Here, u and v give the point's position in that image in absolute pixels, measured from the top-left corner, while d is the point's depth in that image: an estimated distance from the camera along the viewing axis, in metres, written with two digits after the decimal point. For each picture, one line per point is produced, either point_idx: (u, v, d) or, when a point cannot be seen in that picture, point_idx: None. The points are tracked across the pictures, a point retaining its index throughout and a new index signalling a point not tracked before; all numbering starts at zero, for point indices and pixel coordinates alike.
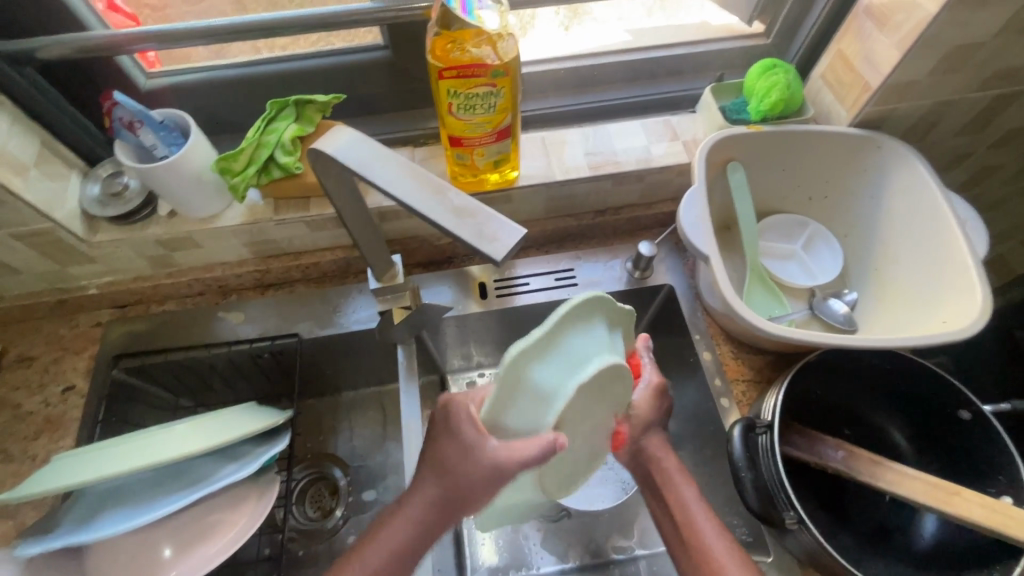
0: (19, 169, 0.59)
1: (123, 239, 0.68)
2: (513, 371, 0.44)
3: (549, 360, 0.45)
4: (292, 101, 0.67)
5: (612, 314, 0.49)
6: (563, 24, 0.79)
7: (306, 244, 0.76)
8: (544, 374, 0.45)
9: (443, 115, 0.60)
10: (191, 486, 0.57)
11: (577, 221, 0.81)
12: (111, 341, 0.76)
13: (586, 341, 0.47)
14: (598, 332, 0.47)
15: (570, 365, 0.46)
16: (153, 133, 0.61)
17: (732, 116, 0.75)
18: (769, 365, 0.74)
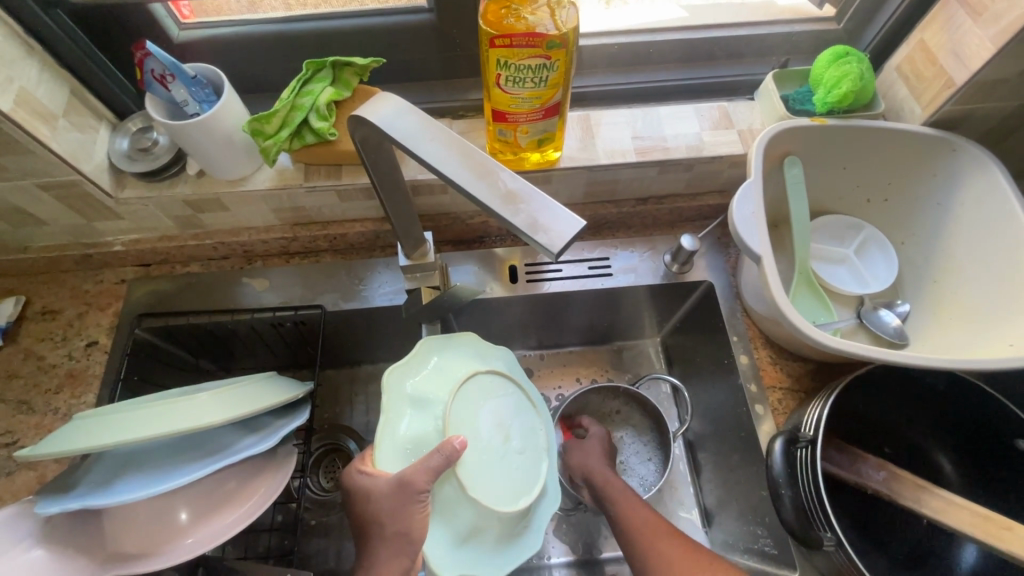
0: (47, 118, 0.57)
1: (150, 197, 0.66)
2: (393, 413, 0.55)
3: (408, 392, 0.56)
4: (329, 62, 0.64)
5: (444, 345, 0.60)
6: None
7: (335, 214, 0.74)
8: (413, 409, 0.55)
9: (488, 86, 0.56)
10: (211, 456, 0.56)
11: (617, 208, 0.77)
12: (135, 299, 0.75)
13: (433, 371, 0.57)
14: (435, 364, 0.58)
15: (424, 402, 0.55)
16: (185, 88, 0.58)
17: (795, 106, 0.70)
18: (808, 373, 0.71)
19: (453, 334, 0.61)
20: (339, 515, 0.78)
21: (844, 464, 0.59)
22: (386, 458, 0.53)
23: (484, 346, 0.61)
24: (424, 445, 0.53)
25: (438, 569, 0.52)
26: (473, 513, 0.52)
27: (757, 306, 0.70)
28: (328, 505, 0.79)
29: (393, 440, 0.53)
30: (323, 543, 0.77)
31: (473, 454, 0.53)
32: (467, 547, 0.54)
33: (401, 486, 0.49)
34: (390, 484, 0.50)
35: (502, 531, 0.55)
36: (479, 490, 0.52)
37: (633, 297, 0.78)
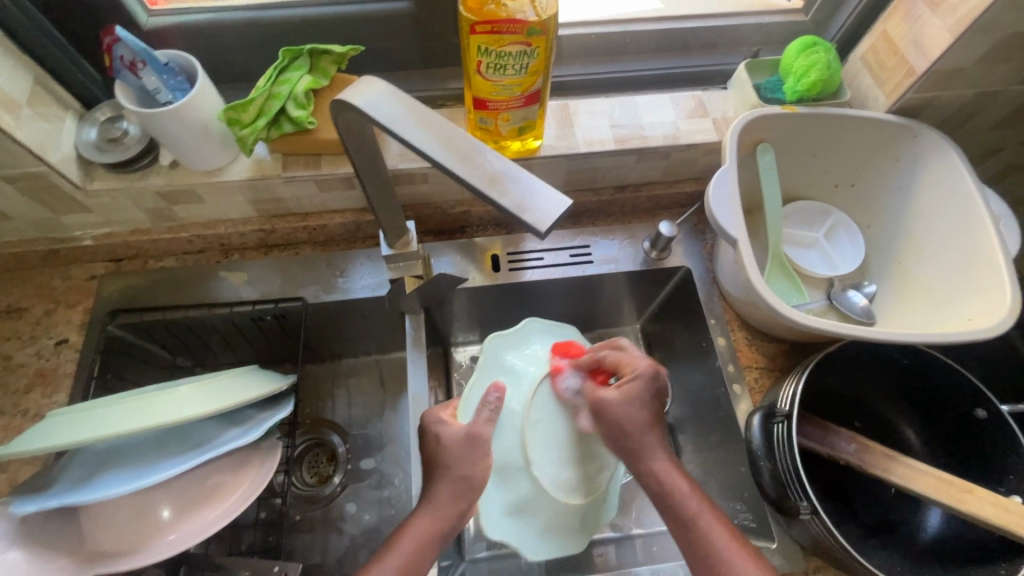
0: (11, 106, 0.55)
1: (121, 189, 0.64)
2: (491, 374, 0.71)
3: (506, 365, 0.72)
4: (306, 50, 0.63)
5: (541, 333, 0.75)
6: None
7: (314, 205, 0.73)
8: (505, 378, 0.71)
9: (469, 73, 0.57)
10: (194, 449, 0.55)
11: (597, 196, 0.78)
12: (106, 295, 0.73)
13: (530, 353, 0.73)
14: (532, 348, 0.74)
15: (516, 373, 0.72)
16: (156, 75, 0.57)
17: (766, 95, 0.73)
18: (782, 353, 0.73)
19: (555, 325, 0.75)
20: (323, 510, 0.78)
21: (817, 438, 0.61)
22: (468, 405, 0.67)
23: (582, 343, 0.75)
24: (506, 411, 0.69)
25: (487, 528, 0.64)
26: (527, 484, 0.67)
27: (733, 289, 0.72)
28: (311, 500, 0.78)
29: (473, 400, 0.68)
30: (308, 537, 0.76)
31: (542, 429, 0.68)
32: (516, 517, 0.66)
33: (470, 438, 0.55)
34: (459, 435, 0.55)
35: (556, 511, 0.66)
36: (539, 468, 0.67)
37: (612, 283, 0.79)
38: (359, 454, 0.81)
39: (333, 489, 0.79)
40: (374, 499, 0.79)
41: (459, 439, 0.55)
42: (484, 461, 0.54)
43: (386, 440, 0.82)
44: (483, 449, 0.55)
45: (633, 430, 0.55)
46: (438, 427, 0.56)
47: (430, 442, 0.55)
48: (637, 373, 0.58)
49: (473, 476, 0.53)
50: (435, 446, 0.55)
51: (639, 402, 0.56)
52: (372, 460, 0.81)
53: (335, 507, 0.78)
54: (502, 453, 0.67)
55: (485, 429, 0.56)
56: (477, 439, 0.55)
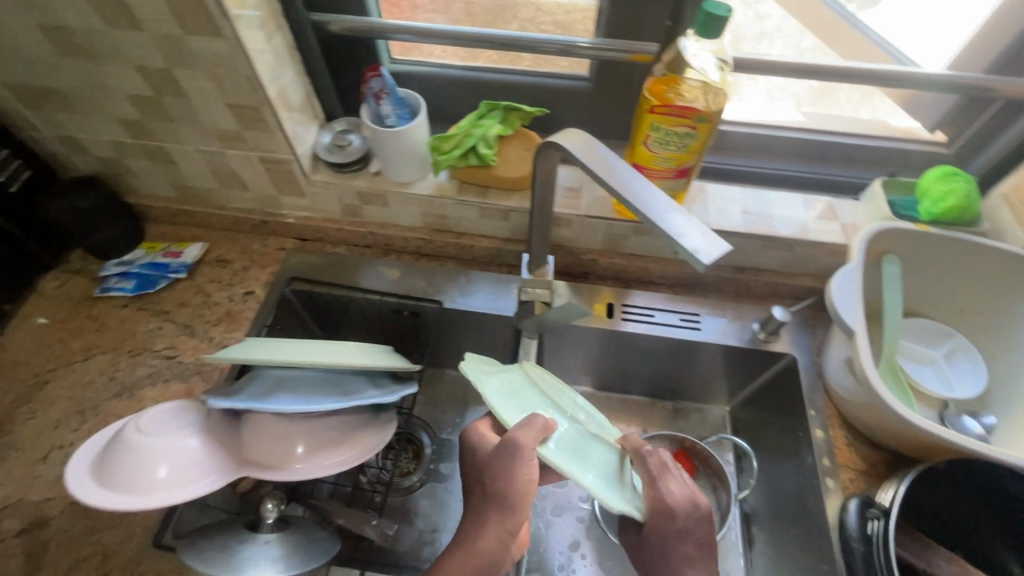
0: (290, 109, 0.74)
1: (334, 183, 0.81)
2: (494, 395, 0.60)
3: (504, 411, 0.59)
4: (502, 105, 0.78)
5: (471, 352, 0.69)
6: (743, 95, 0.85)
7: (471, 227, 0.86)
8: (507, 396, 0.61)
9: (635, 144, 0.67)
10: (343, 396, 0.66)
11: (715, 272, 0.85)
12: (291, 265, 0.89)
13: (490, 366, 0.65)
14: (490, 367, 0.66)
15: (506, 390, 0.62)
16: (391, 105, 0.74)
17: (898, 211, 0.77)
18: (884, 462, 0.72)
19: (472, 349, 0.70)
20: (399, 499, 0.85)
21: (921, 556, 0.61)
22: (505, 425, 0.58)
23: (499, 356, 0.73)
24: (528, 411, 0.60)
25: (610, 501, 0.55)
26: (593, 456, 0.60)
27: (841, 385, 0.74)
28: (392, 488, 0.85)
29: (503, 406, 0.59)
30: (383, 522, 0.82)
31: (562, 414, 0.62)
32: (615, 490, 0.57)
33: (501, 447, 0.55)
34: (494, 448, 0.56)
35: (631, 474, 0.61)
36: (587, 431, 0.62)
37: (716, 356, 0.84)
38: (441, 458, 0.89)
39: (412, 484, 0.85)
40: (444, 502, 0.85)
41: (493, 452, 0.56)
42: (523, 472, 0.54)
43: None
44: (520, 461, 0.54)
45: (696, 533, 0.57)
46: (477, 440, 0.60)
47: (474, 452, 0.59)
48: (672, 481, 0.59)
49: (507, 497, 0.53)
50: (482, 456, 0.57)
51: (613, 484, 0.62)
52: (450, 467, 0.88)
53: (410, 500, 0.85)
54: (561, 435, 0.59)
55: (522, 435, 0.55)
56: (511, 451, 0.54)
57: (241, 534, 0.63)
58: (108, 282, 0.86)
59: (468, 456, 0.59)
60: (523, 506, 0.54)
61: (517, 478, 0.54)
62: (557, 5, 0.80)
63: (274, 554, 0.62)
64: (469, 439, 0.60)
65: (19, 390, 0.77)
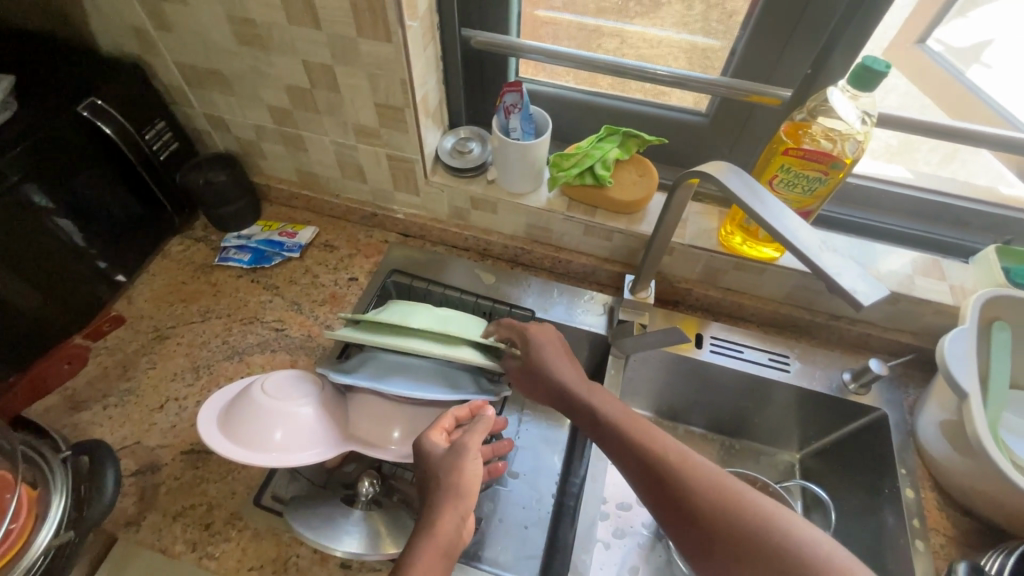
0: (426, 113, 0.79)
1: (450, 187, 0.86)
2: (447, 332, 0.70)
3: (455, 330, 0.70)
4: (622, 130, 0.81)
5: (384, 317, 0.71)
6: None
7: (571, 243, 0.88)
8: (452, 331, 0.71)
9: (759, 181, 0.69)
10: (454, 389, 0.69)
11: (809, 315, 0.85)
12: (394, 257, 0.94)
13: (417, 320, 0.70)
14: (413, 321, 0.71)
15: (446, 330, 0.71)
16: (519, 120, 0.78)
17: (1014, 280, 0.76)
18: (975, 532, 0.70)
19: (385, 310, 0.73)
20: None
21: None
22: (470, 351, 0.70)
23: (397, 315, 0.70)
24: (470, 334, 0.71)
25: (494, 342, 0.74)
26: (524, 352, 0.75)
27: (936, 447, 0.73)
28: None
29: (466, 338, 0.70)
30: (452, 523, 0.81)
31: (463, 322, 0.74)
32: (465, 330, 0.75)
33: (454, 449, 0.55)
34: (446, 450, 0.56)
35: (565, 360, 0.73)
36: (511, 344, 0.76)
37: (804, 401, 0.83)
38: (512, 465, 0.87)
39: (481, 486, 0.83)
40: None
41: (445, 456, 0.55)
42: (472, 467, 0.54)
43: None
44: (466, 457, 0.55)
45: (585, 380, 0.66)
46: (426, 443, 0.58)
47: (425, 457, 0.57)
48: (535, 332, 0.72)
49: (457, 485, 0.52)
50: (434, 460, 0.56)
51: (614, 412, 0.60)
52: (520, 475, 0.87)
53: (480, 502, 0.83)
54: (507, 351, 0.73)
55: (470, 439, 0.56)
56: (464, 450, 0.55)
57: (340, 506, 0.66)
58: (227, 253, 0.93)
59: (420, 461, 0.57)
60: (475, 497, 0.53)
61: (470, 472, 0.54)
62: (641, 37, 0.81)
63: (369, 528, 0.65)
64: (422, 447, 0.58)
65: (142, 342, 0.83)
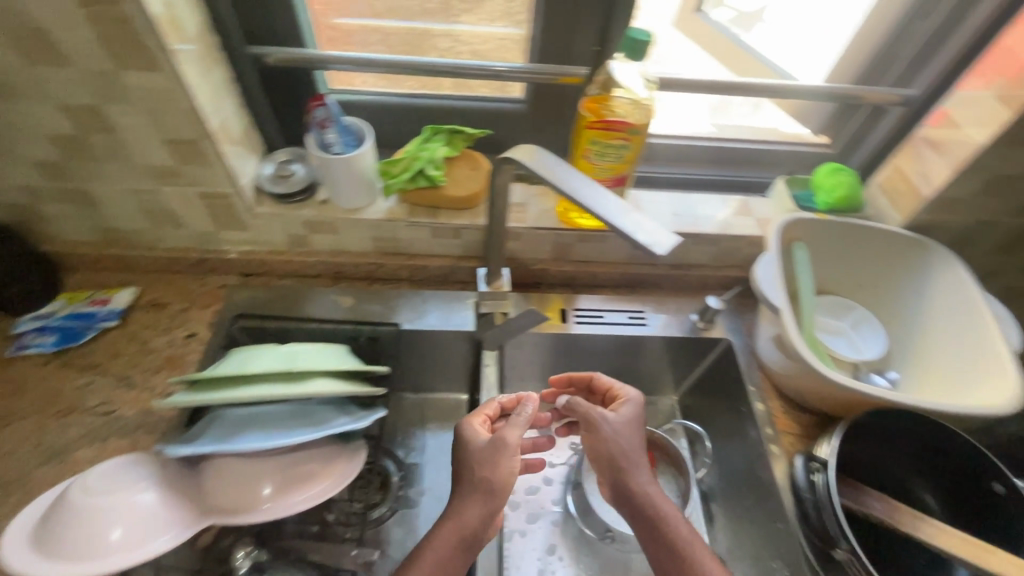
0: (230, 141, 0.73)
1: (279, 215, 0.80)
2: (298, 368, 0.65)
3: (306, 364, 0.65)
4: (446, 129, 0.81)
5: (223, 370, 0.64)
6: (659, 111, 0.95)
7: (422, 248, 0.87)
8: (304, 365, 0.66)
9: (576, 157, 0.73)
10: (314, 425, 0.63)
11: (654, 270, 0.92)
12: (235, 301, 0.86)
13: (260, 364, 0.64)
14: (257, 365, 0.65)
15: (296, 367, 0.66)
16: (337, 133, 0.75)
17: (801, 204, 0.88)
18: (815, 424, 0.81)
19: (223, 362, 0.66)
20: (370, 531, 0.78)
21: (851, 496, 0.68)
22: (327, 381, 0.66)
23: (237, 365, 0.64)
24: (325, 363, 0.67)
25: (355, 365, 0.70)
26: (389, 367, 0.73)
27: (772, 361, 0.82)
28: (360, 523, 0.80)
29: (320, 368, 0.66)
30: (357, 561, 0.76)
31: (315, 353, 0.69)
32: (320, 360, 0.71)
33: (493, 444, 0.63)
34: (485, 443, 0.64)
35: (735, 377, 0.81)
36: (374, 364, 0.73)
37: (667, 348, 0.90)
38: (410, 482, 0.84)
39: (381, 514, 0.79)
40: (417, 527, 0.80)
41: (485, 447, 0.63)
42: (507, 466, 0.62)
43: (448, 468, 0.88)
44: (506, 454, 0.62)
45: (635, 457, 0.64)
46: (469, 432, 0.66)
47: (466, 444, 0.65)
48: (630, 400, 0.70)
49: (495, 481, 0.61)
50: (471, 449, 0.64)
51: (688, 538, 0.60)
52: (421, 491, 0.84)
53: (383, 532, 0.78)
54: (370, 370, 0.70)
55: (507, 434, 0.63)
56: (500, 447, 0.63)
57: None
58: (23, 339, 0.78)
59: (461, 446, 0.66)
60: (506, 493, 0.61)
61: (504, 469, 0.62)
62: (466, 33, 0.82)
63: None
64: (462, 431, 0.67)
65: None
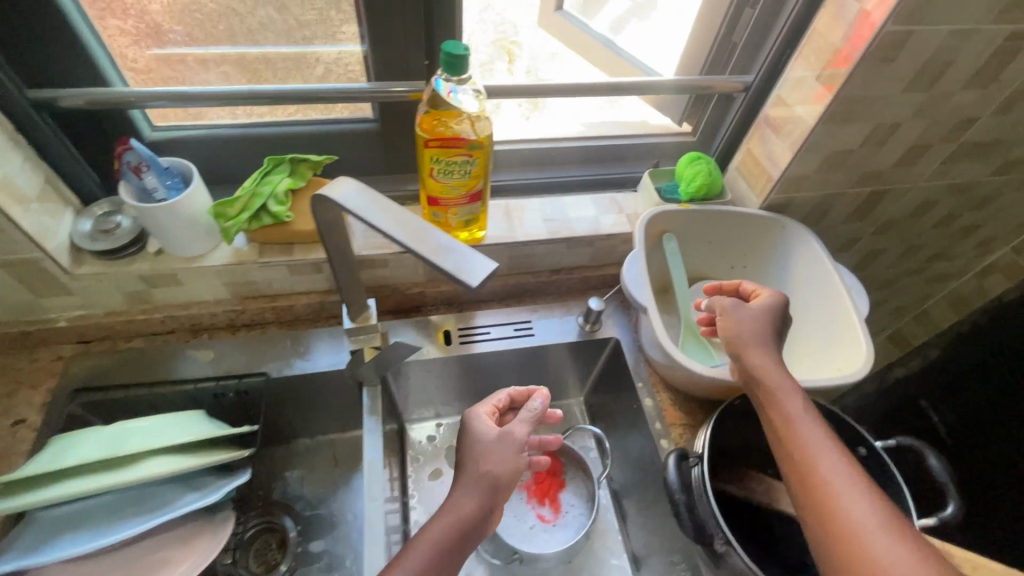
0: (22, 201, 0.64)
1: (105, 274, 0.72)
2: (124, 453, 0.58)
3: (133, 447, 0.59)
4: (287, 158, 0.75)
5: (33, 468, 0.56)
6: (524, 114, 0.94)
7: (284, 287, 0.81)
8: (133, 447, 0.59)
9: (424, 177, 0.69)
10: (148, 514, 0.58)
11: (535, 278, 0.91)
12: (72, 375, 0.76)
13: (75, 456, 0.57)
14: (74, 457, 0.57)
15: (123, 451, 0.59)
16: (156, 177, 0.67)
17: (666, 196, 0.89)
18: (702, 411, 0.83)
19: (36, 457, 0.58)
20: None
21: (736, 482, 0.69)
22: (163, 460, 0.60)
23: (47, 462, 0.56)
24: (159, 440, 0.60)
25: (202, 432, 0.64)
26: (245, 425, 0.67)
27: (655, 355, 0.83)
28: None
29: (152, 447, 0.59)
30: None
31: (151, 428, 0.62)
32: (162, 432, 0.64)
33: (506, 437, 0.61)
34: (496, 436, 0.62)
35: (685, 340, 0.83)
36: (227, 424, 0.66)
37: (557, 355, 0.89)
38: (309, 536, 0.81)
39: None
40: None
41: (494, 436, 0.61)
42: (511, 459, 0.60)
43: (347, 515, 0.83)
44: (512, 449, 0.61)
45: (756, 341, 0.64)
46: (475, 422, 0.64)
47: (473, 430, 0.63)
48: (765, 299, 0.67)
49: (501, 473, 0.59)
50: (476, 437, 0.62)
51: (809, 415, 0.58)
52: (322, 542, 0.81)
53: None
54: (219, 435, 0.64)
55: (518, 430, 0.62)
56: (509, 439, 0.61)
57: None
58: None
59: (466, 434, 0.63)
60: (504, 489, 0.59)
61: (511, 464, 0.60)
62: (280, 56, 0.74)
63: None
64: (468, 419, 0.64)
65: None
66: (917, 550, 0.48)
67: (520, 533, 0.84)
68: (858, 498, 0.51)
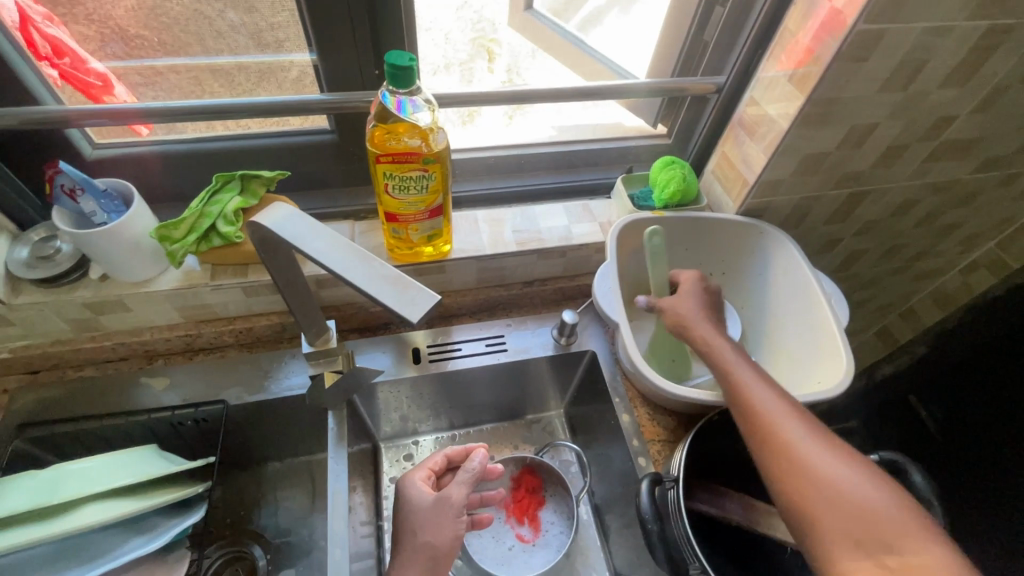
0: None
1: (46, 303, 0.68)
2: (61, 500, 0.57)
3: (70, 493, 0.57)
4: (237, 175, 0.71)
5: None
6: (507, 115, 0.90)
7: (241, 309, 0.77)
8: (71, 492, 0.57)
9: (379, 194, 0.66)
10: (86, 563, 0.57)
11: (507, 290, 0.87)
12: (17, 409, 0.72)
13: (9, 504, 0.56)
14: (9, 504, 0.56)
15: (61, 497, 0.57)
16: (94, 200, 0.63)
17: (640, 203, 0.86)
18: (682, 424, 0.80)
19: None
20: None
21: (715, 502, 0.66)
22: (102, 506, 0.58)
23: None
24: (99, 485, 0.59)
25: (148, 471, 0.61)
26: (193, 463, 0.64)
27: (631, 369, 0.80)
28: None
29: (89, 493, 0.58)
30: None
31: (93, 469, 0.60)
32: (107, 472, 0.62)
33: (441, 502, 0.61)
34: (431, 501, 0.61)
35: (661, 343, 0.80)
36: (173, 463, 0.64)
37: (532, 369, 0.86)
38: (280, 566, 0.77)
39: None
40: None
41: (430, 504, 0.61)
42: (448, 528, 0.60)
43: (316, 543, 0.79)
44: (451, 515, 0.60)
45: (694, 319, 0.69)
46: (412, 488, 0.63)
47: (408, 501, 0.62)
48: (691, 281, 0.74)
49: (438, 544, 0.58)
50: (413, 508, 0.61)
51: (760, 379, 0.61)
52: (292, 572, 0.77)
53: None
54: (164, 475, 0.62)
55: (455, 493, 0.61)
56: (446, 504, 0.61)
57: None
58: None
59: (404, 503, 0.62)
60: (448, 556, 0.59)
61: (447, 533, 0.59)
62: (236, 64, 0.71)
63: None
64: (405, 488, 0.63)
65: None
66: (866, 473, 0.52)
67: (500, 555, 0.81)
68: (803, 429, 0.56)
